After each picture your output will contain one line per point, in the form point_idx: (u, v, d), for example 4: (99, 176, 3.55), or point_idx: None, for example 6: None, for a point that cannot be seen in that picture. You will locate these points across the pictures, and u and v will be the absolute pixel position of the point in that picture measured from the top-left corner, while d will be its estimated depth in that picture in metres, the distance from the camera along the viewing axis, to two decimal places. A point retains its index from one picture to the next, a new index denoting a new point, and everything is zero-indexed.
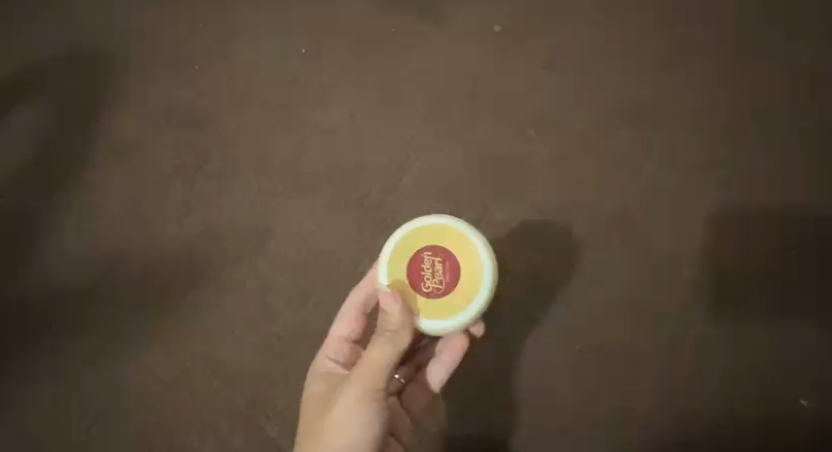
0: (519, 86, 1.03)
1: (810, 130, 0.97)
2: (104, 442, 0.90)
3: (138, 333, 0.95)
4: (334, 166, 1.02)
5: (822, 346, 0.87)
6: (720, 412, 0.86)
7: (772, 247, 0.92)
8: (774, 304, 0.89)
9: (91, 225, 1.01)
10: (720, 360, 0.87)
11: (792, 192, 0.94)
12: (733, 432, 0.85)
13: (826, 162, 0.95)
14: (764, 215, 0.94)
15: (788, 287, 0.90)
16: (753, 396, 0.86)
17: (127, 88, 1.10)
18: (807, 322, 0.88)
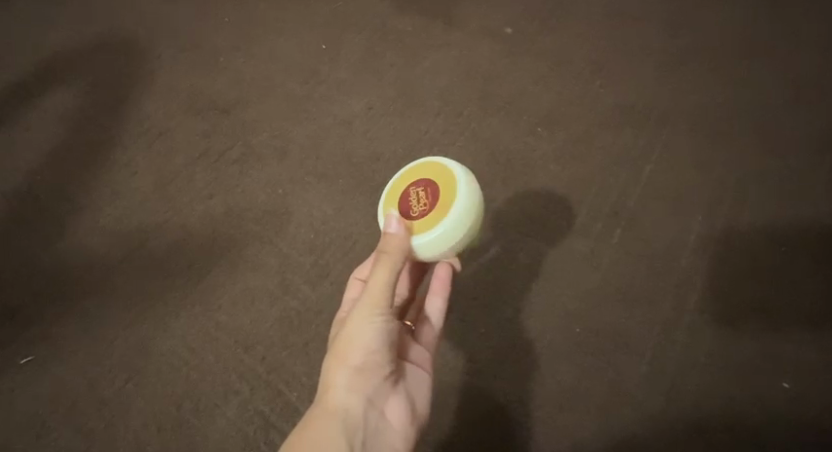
0: (522, 84, 1.13)
1: (790, 128, 1.06)
2: (124, 405, 0.88)
3: (162, 299, 0.96)
4: (351, 155, 1.08)
5: (818, 340, 0.88)
6: (721, 398, 0.85)
7: (765, 245, 0.95)
8: (771, 303, 0.91)
9: (118, 202, 1.06)
10: (717, 348, 0.88)
11: (782, 194, 1.00)
12: (736, 419, 0.83)
13: (810, 162, 1.02)
14: (757, 214, 0.98)
15: (783, 284, 0.92)
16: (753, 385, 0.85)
17: (162, 78, 1.20)
18: (803, 318, 0.90)
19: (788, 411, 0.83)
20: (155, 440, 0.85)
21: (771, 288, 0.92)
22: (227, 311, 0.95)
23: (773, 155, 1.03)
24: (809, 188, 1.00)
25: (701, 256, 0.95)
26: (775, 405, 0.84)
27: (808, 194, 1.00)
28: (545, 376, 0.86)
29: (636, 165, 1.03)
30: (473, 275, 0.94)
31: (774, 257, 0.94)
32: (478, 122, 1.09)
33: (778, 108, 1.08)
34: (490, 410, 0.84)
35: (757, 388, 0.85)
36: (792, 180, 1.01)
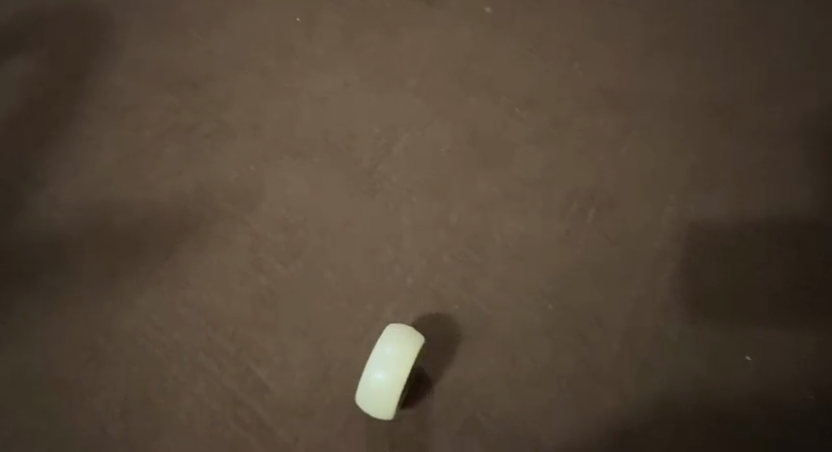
0: (501, 65, 1.12)
1: (765, 113, 1.06)
2: (86, 383, 0.85)
3: (127, 275, 0.93)
4: (327, 133, 1.06)
5: (785, 327, 0.89)
6: (689, 381, 0.85)
7: (737, 230, 0.96)
8: (741, 287, 0.92)
9: (83, 177, 1.02)
10: (686, 331, 0.88)
11: (755, 178, 1.01)
12: (703, 404, 0.84)
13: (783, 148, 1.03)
14: (731, 199, 0.99)
15: (755, 270, 0.93)
16: (719, 370, 0.86)
17: (129, 49, 1.16)
18: (772, 304, 0.91)
19: (754, 399, 0.85)
20: (121, 421, 0.83)
21: (741, 272, 0.93)
22: (197, 288, 0.92)
23: (747, 139, 1.04)
24: (784, 175, 1.01)
25: (673, 238, 0.95)
26: (745, 385, 0.85)
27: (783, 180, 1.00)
28: (520, 355, 0.86)
29: (613, 148, 1.03)
30: (450, 254, 0.93)
31: (747, 242, 0.95)
32: (456, 102, 1.08)
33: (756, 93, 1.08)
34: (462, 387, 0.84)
35: (726, 368, 0.86)
36: (767, 167, 1.01)
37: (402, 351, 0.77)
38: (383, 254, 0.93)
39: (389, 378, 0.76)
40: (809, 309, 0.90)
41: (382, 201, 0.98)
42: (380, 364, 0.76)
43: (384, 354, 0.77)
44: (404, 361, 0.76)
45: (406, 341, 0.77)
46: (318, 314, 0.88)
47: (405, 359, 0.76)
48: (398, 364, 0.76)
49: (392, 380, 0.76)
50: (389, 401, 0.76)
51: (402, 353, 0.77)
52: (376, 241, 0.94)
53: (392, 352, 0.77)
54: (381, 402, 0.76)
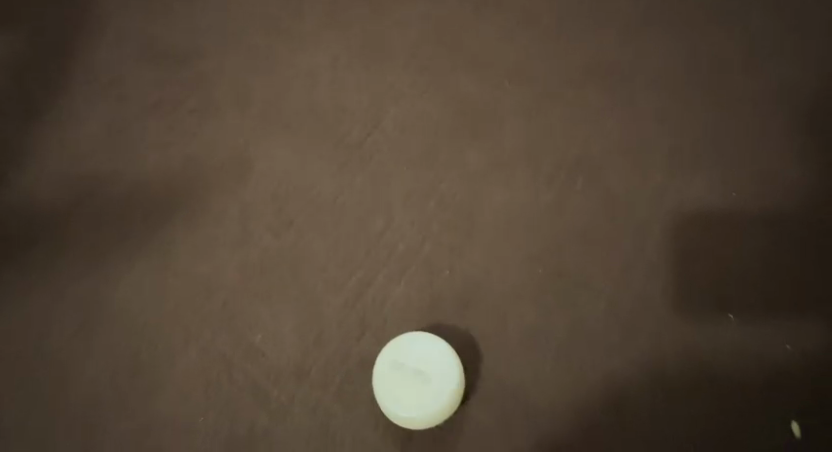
0: (489, 38, 1.12)
1: (754, 75, 1.06)
2: (77, 352, 0.85)
3: (116, 247, 0.93)
4: (316, 106, 1.06)
5: (785, 285, 0.88)
6: (686, 341, 0.84)
7: (730, 190, 0.95)
8: (732, 245, 0.91)
9: (68, 151, 1.02)
10: (681, 290, 0.87)
11: (747, 139, 0.99)
12: (703, 365, 0.82)
13: (775, 109, 1.02)
14: (722, 160, 0.98)
15: (752, 229, 0.92)
16: (718, 329, 0.85)
17: (113, 24, 1.15)
18: (770, 262, 0.89)
19: (757, 360, 0.82)
20: (114, 387, 0.83)
21: (731, 232, 0.92)
22: (188, 258, 0.92)
23: (738, 102, 1.03)
24: (777, 137, 0.99)
25: (662, 200, 0.94)
26: (738, 339, 0.84)
27: (777, 141, 0.99)
28: (509, 317, 0.85)
29: (600, 116, 1.03)
30: (440, 222, 0.93)
31: (741, 201, 0.94)
32: (445, 76, 1.08)
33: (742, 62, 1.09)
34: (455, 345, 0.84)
35: (718, 324, 0.85)
36: (758, 129, 1.00)
37: (421, 346, 0.77)
38: (374, 224, 0.93)
39: (405, 369, 0.76)
40: (802, 265, 0.89)
41: (372, 173, 0.99)
42: (396, 356, 0.77)
43: (403, 346, 0.77)
44: (422, 355, 0.77)
45: (426, 343, 0.78)
46: (310, 282, 0.89)
47: (424, 353, 0.77)
48: (416, 357, 0.77)
49: (408, 370, 0.76)
50: (402, 390, 0.76)
51: (421, 348, 0.77)
52: (366, 211, 0.95)
53: (411, 346, 0.78)
54: (394, 391, 0.76)
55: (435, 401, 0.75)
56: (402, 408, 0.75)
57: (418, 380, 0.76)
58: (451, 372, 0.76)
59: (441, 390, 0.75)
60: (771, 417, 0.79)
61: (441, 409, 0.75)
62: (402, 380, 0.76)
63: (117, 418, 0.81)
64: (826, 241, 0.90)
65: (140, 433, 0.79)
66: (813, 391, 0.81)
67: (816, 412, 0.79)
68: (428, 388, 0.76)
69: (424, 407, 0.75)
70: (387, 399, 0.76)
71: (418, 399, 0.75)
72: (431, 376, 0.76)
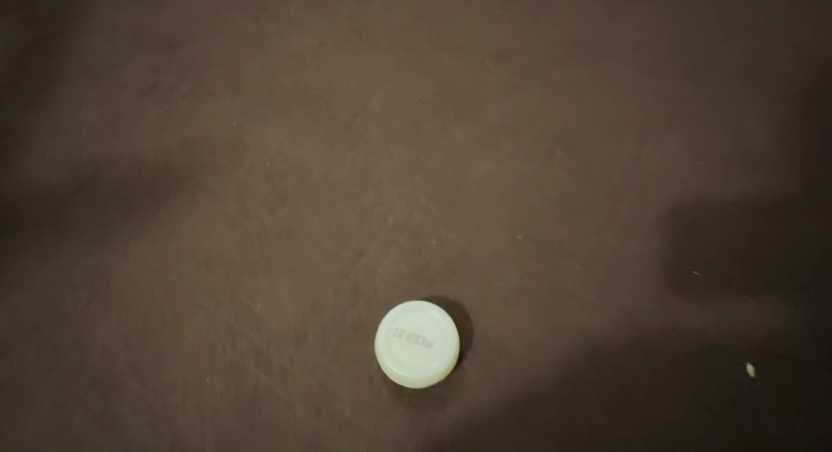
0: (470, 20, 1.17)
1: (722, 51, 1.11)
2: (84, 325, 0.90)
3: (118, 226, 0.97)
4: (305, 89, 1.10)
5: (751, 245, 0.93)
6: (661, 297, 0.89)
7: (701, 158, 1.00)
8: (701, 208, 0.96)
9: (66, 136, 1.06)
10: (654, 252, 0.93)
11: (716, 111, 1.05)
12: (676, 319, 0.88)
13: (742, 83, 1.07)
14: (693, 131, 1.03)
15: (720, 194, 0.97)
16: (690, 286, 0.90)
17: (105, 14, 1.18)
18: (737, 225, 0.95)
19: (726, 313, 0.88)
20: (124, 354, 0.87)
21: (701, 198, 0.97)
22: (187, 235, 0.96)
23: (707, 76, 1.08)
24: (744, 109, 1.05)
25: (637, 169, 1.00)
26: (705, 292, 0.90)
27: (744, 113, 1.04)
28: (493, 280, 0.91)
29: (578, 91, 1.08)
30: (427, 196, 0.98)
31: (710, 168, 1.00)
32: (428, 57, 1.13)
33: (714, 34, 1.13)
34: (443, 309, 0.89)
35: (689, 280, 0.90)
36: (727, 103, 1.06)
37: (419, 315, 0.84)
38: (364, 199, 0.98)
39: (407, 335, 0.82)
40: (765, 227, 0.95)
41: (361, 151, 1.03)
42: (397, 324, 0.83)
43: (403, 315, 0.84)
44: (421, 322, 0.83)
45: (423, 311, 0.84)
46: (305, 255, 0.94)
47: (423, 320, 0.83)
48: (415, 325, 0.83)
49: (410, 336, 0.82)
50: (407, 355, 0.81)
51: (419, 315, 0.84)
52: (356, 187, 1.00)
53: (410, 314, 0.84)
54: (399, 357, 0.81)
55: (438, 362, 0.81)
56: (409, 371, 0.80)
57: (420, 345, 0.82)
58: (450, 335, 0.82)
59: (442, 352, 0.81)
60: (728, 360, 0.85)
61: (444, 369, 0.81)
62: (406, 346, 0.82)
63: (127, 382, 0.85)
64: (787, 205, 0.96)
65: (150, 396, 0.84)
66: (771, 339, 0.87)
67: (775, 357, 0.85)
68: (430, 351, 0.82)
69: (428, 368, 0.80)
70: (394, 365, 0.81)
71: (422, 362, 0.81)
72: (433, 341, 0.82)
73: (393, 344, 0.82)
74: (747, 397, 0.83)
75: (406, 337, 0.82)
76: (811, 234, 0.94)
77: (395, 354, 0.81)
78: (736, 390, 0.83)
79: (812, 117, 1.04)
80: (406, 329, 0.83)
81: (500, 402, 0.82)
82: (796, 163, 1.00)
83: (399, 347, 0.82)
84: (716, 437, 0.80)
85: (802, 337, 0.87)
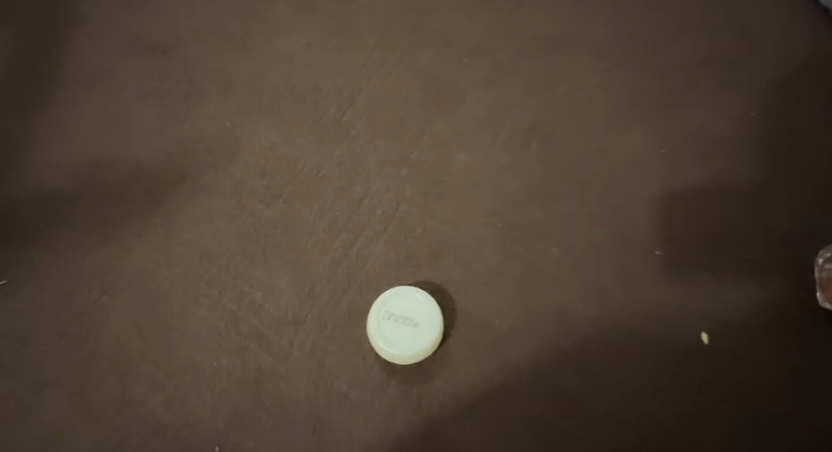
0: (448, 18, 1.23)
1: (687, 41, 1.17)
2: (94, 318, 0.96)
3: (122, 224, 1.03)
4: (294, 88, 1.16)
5: (715, 222, 1.00)
6: (630, 274, 0.96)
7: (667, 143, 1.07)
8: (669, 190, 1.03)
9: (70, 140, 1.11)
10: (624, 232, 0.99)
11: (681, 98, 1.11)
12: (644, 294, 0.94)
13: (706, 71, 1.14)
14: (660, 118, 1.09)
15: (685, 176, 1.04)
16: (657, 263, 0.97)
17: (98, 22, 1.24)
18: (702, 204, 1.02)
19: (692, 286, 0.95)
20: (136, 342, 0.94)
21: (667, 179, 1.04)
22: (188, 230, 1.03)
23: (673, 66, 1.15)
24: (708, 94, 1.11)
25: (607, 155, 1.06)
26: (669, 267, 0.96)
27: (708, 99, 1.11)
28: (474, 264, 0.98)
29: (552, 85, 1.14)
30: (412, 187, 1.05)
31: (676, 153, 1.06)
32: (410, 54, 1.19)
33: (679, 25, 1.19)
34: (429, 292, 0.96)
35: (655, 257, 0.97)
36: (691, 89, 1.12)
37: (405, 297, 0.91)
38: (353, 192, 1.05)
39: (395, 317, 0.90)
40: (727, 205, 1.01)
41: (349, 146, 1.10)
42: (385, 307, 0.90)
43: (390, 298, 0.91)
44: (407, 304, 0.90)
45: (409, 294, 0.91)
46: (299, 245, 1.01)
47: (409, 303, 0.91)
48: (402, 307, 0.90)
49: (398, 318, 0.90)
50: (396, 335, 0.89)
51: (406, 298, 0.91)
52: (346, 181, 1.06)
53: (397, 298, 0.91)
54: (389, 337, 0.88)
55: (424, 340, 0.88)
56: (398, 349, 0.87)
57: (407, 325, 0.89)
58: (435, 315, 0.90)
59: (428, 331, 0.89)
60: (691, 327, 0.92)
61: (429, 346, 0.88)
62: (395, 327, 0.89)
63: (140, 368, 0.92)
64: (747, 183, 1.03)
65: (162, 379, 0.91)
66: (730, 308, 0.93)
67: (737, 322, 0.92)
68: (417, 331, 0.89)
69: (416, 346, 0.88)
70: (385, 344, 0.88)
71: (410, 341, 0.88)
72: (419, 321, 0.89)
73: (382, 325, 0.89)
74: (700, 360, 0.90)
75: (394, 319, 0.90)
76: (769, 210, 1.01)
77: (385, 334, 0.89)
78: (702, 353, 0.90)
79: (772, 100, 1.10)
80: (393, 312, 0.90)
81: (483, 374, 0.89)
82: (756, 143, 1.06)
83: (388, 328, 0.89)
84: (686, 395, 0.87)
85: (757, 305, 0.93)
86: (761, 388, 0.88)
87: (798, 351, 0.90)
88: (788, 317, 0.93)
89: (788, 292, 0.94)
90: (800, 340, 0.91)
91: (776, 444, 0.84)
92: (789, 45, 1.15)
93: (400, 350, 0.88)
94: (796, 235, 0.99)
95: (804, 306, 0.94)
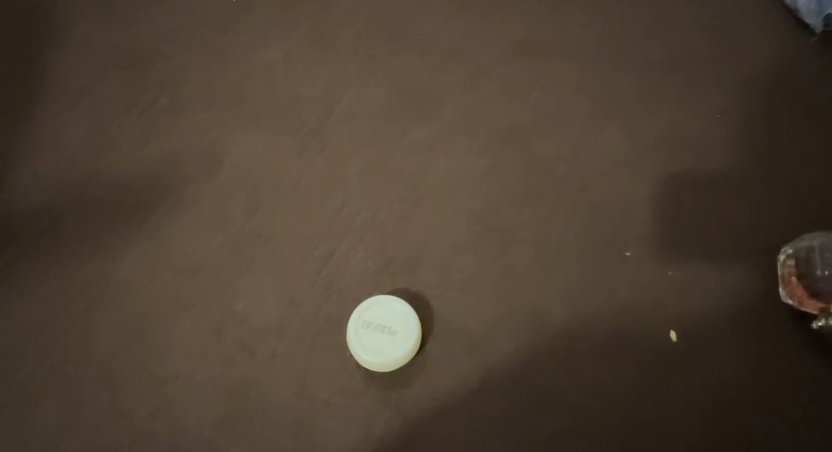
0: (425, 25, 1.25)
1: (658, 42, 1.20)
2: (81, 331, 0.98)
3: (106, 238, 1.05)
4: (274, 100, 1.18)
5: (684, 220, 1.02)
6: (604, 274, 0.98)
7: (638, 143, 1.09)
8: (640, 190, 1.05)
9: (52, 156, 1.13)
10: (598, 233, 1.02)
11: (652, 99, 1.14)
12: (618, 292, 0.97)
13: (676, 72, 1.16)
14: (631, 119, 1.12)
15: (656, 175, 1.06)
16: (629, 262, 0.99)
17: (79, 37, 1.25)
18: (673, 202, 1.04)
19: (663, 285, 0.97)
20: (122, 355, 0.96)
21: (638, 179, 1.06)
22: (172, 243, 1.05)
23: (644, 67, 1.17)
24: (678, 95, 1.14)
25: (580, 158, 1.09)
26: (641, 266, 0.99)
27: (678, 99, 1.13)
28: (452, 269, 1.00)
29: (526, 89, 1.16)
30: (391, 195, 1.07)
31: (647, 153, 1.08)
32: (388, 62, 1.21)
33: (651, 26, 1.22)
34: (408, 298, 0.98)
35: (628, 256, 1.00)
36: (662, 90, 1.15)
37: (383, 306, 0.93)
38: (333, 202, 1.07)
39: (374, 326, 0.92)
40: (697, 204, 1.04)
41: (329, 157, 1.11)
42: (362, 316, 0.93)
43: (367, 308, 0.93)
44: (385, 313, 0.93)
45: (386, 303, 0.93)
46: (282, 255, 1.03)
47: (387, 312, 0.93)
48: (380, 316, 0.93)
49: (376, 327, 0.92)
50: (375, 343, 0.91)
51: (384, 307, 0.93)
52: (326, 191, 1.08)
53: (375, 307, 0.93)
54: (368, 345, 0.91)
55: (403, 347, 0.90)
56: (378, 357, 0.90)
57: (386, 333, 0.91)
58: (412, 322, 0.92)
59: (406, 338, 0.91)
60: (662, 323, 0.95)
61: (408, 353, 0.91)
62: (373, 335, 0.91)
63: (127, 380, 0.94)
64: (717, 182, 1.05)
65: (148, 391, 0.93)
66: (701, 305, 0.96)
67: (706, 318, 0.95)
68: (395, 338, 0.91)
69: (394, 353, 0.90)
70: (364, 353, 0.90)
71: (389, 348, 0.90)
72: (397, 329, 0.92)
73: (360, 335, 0.91)
74: (672, 359, 0.92)
75: (371, 327, 0.92)
76: (738, 208, 1.03)
77: (363, 343, 0.91)
78: (671, 349, 0.93)
79: (740, 99, 1.13)
80: (371, 321, 0.92)
81: (461, 377, 0.92)
82: (725, 142, 1.09)
83: (366, 337, 0.91)
84: (655, 390, 0.90)
85: (727, 301, 0.96)
86: (734, 383, 0.90)
87: (766, 346, 0.93)
88: (756, 312, 0.95)
89: (757, 287, 0.97)
90: (768, 335, 0.93)
91: (752, 438, 0.87)
92: (756, 45, 1.18)
93: (379, 357, 0.90)
94: (764, 232, 1.01)
95: (772, 300, 0.96)
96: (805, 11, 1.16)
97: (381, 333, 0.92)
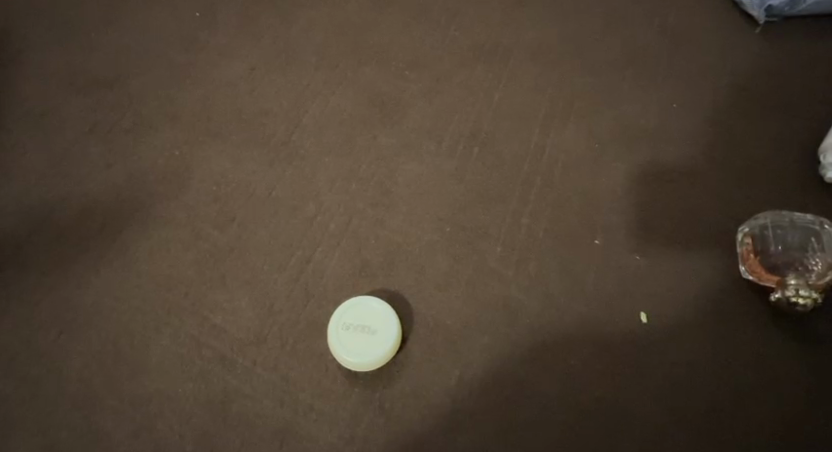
0: (389, 33, 1.27)
1: (614, 41, 1.24)
2: (54, 355, 0.96)
3: (76, 260, 1.04)
4: (242, 113, 1.18)
5: (648, 208, 1.06)
6: (575, 263, 1.01)
7: (600, 138, 1.13)
8: (605, 182, 1.08)
9: (17, 180, 1.11)
10: (566, 225, 1.04)
11: (610, 94, 1.18)
12: (589, 281, 0.99)
13: (631, 67, 1.20)
14: (592, 116, 1.15)
15: (620, 167, 1.10)
16: (599, 252, 1.02)
17: (38, 61, 1.24)
18: (636, 192, 1.07)
19: (632, 272, 1.00)
20: (99, 375, 0.94)
21: (602, 172, 1.09)
22: (143, 261, 1.04)
23: (601, 65, 1.21)
24: (635, 90, 1.18)
25: (543, 154, 1.11)
26: (610, 254, 1.02)
27: (635, 94, 1.17)
28: (427, 268, 1.01)
29: (490, 91, 1.19)
30: (363, 200, 1.08)
31: (608, 147, 1.12)
32: (353, 71, 1.22)
33: (605, 26, 1.26)
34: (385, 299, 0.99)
35: (596, 245, 1.02)
36: (619, 85, 1.18)
37: (363, 307, 0.94)
38: (306, 210, 1.08)
39: (355, 326, 0.93)
40: (659, 192, 1.07)
41: (300, 165, 1.12)
42: (342, 317, 0.94)
43: (347, 308, 0.94)
44: (364, 313, 0.94)
45: (365, 303, 0.94)
46: (256, 267, 1.03)
47: (367, 312, 0.94)
48: (360, 316, 0.94)
49: (357, 327, 0.93)
50: (355, 343, 0.92)
51: (363, 308, 0.94)
52: (298, 200, 1.09)
53: (355, 308, 0.94)
54: (348, 345, 0.91)
55: (384, 345, 0.91)
56: (359, 356, 0.90)
57: (366, 333, 0.92)
58: (392, 321, 0.93)
59: (387, 336, 0.92)
60: (633, 308, 0.97)
61: (389, 351, 0.92)
62: (354, 336, 0.92)
63: (105, 399, 0.93)
64: (676, 170, 1.09)
65: (128, 408, 0.92)
66: (669, 288, 0.99)
67: (674, 301, 0.98)
68: (375, 338, 0.92)
69: (376, 351, 0.91)
70: (345, 353, 0.91)
71: (369, 348, 0.91)
72: (377, 328, 0.93)
73: (339, 334, 0.92)
74: (645, 341, 0.95)
75: (352, 326, 0.93)
76: (697, 194, 1.07)
77: (344, 344, 0.91)
78: (644, 331, 0.95)
79: (693, 91, 1.17)
80: (348, 321, 0.93)
81: (442, 372, 0.93)
82: (683, 131, 1.13)
83: (345, 337, 0.92)
84: (629, 372, 0.92)
85: (693, 283, 0.99)
86: (705, 361, 0.93)
87: (732, 323, 0.96)
88: (720, 292, 0.98)
89: (721, 267, 1.00)
90: (734, 313, 0.97)
91: (725, 410, 0.90)
92: (706, 40, 1.23)
93: (359, 356, 0.90)
94: (723, 214, 1.05)
95: (735, 279, 0.99)
96: (749, 4, 1.23)
97: (361, 333, 0.92)
